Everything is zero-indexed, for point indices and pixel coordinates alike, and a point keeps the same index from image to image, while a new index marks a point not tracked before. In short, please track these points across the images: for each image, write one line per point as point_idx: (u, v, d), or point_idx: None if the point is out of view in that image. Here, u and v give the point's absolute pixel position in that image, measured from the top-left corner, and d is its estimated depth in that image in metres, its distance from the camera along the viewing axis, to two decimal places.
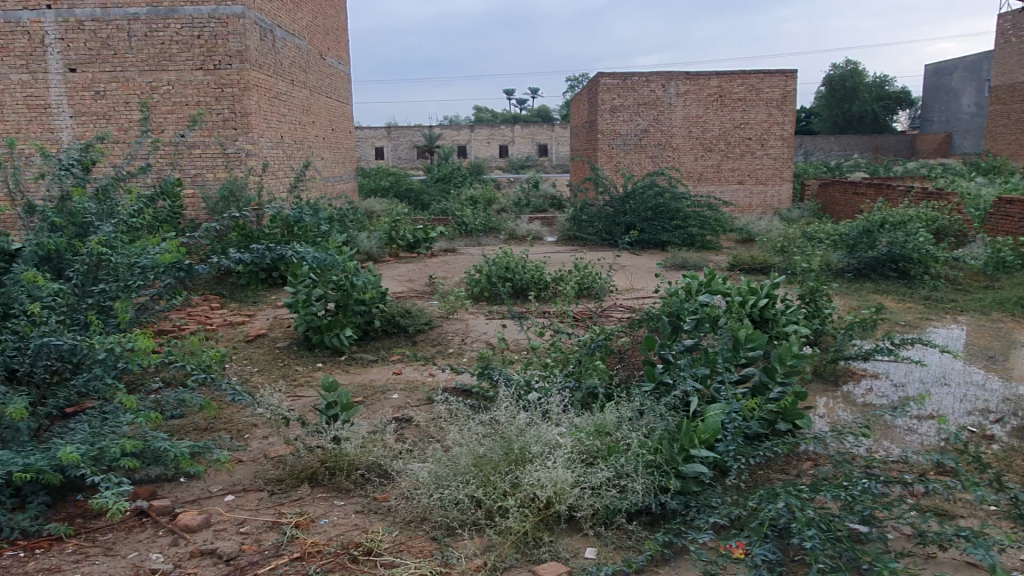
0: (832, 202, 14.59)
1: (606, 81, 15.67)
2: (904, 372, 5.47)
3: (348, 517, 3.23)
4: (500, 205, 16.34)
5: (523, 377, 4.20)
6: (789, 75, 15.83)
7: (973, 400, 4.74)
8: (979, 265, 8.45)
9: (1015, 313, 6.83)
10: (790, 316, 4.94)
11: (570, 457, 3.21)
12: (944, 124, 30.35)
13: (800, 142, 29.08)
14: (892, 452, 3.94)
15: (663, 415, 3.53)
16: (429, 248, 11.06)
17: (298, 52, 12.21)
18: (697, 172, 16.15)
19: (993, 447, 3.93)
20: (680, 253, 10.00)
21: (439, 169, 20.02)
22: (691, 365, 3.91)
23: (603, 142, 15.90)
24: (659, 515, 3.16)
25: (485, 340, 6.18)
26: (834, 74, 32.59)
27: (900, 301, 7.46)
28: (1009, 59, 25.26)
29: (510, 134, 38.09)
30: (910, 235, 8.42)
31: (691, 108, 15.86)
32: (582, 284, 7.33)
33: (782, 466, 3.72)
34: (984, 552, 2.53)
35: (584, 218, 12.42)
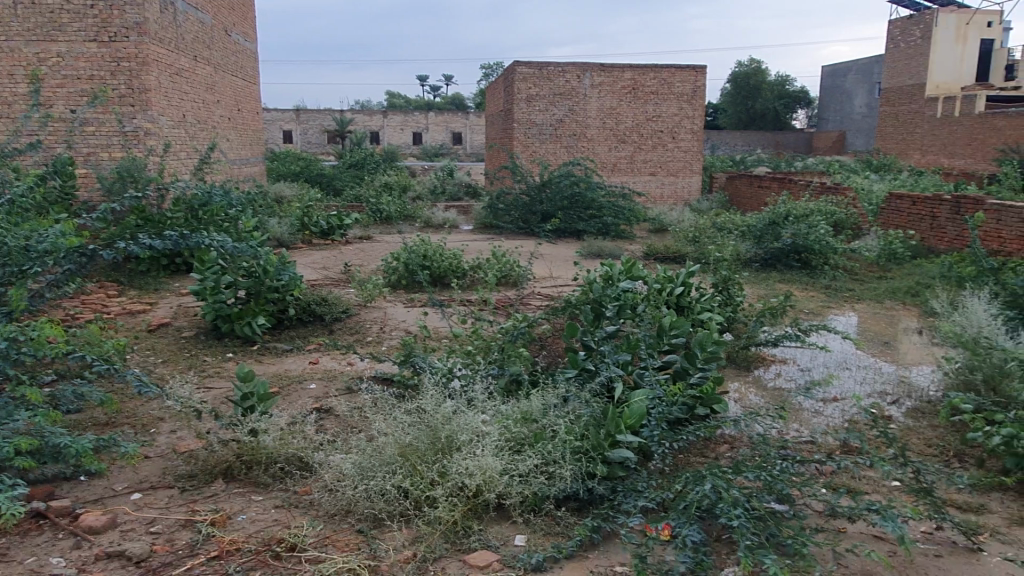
0: (738, 194, 15.18)
1: (522, 70, 15.67)
2: (809, 357, 5.74)
3: (267, 512, 3.10)
4: (416, 193, 16.13)
5: (446, 365, 4.13)
6: (699, 71, 16.28)
7: (872, 383, 5.03)
8: (873, 256, 9.00)
9: (906, 301, 7.30)
10: (705, 304, 5.08)
11: (498, 444, 3.18)
12: (838, 123, 32.11)
13: (707, 137, 30.06)
14: (802, 433, 4.12)
15: (588, 402, 3.56)
16: (343, 235, 10.78)
17: (201, 26, 11.59)
18: (610, 163, 16.45)
19: (892, 427, 4.18)
20: (596, 241, 10.14)
21: (352, 154, 19.55)
22: (614, 352, 3.95)
23: (519, 131, 15.93)
24: (587, 501, 3.17)
25: (404, 328, 6.06)
26: (738, 71, 33.80)
27: (804, 290, 7.83)
28: (898, 62, 27.00)
29: (424, 120, 37.65)
30: (811, 227, 8.84)
31: (605, 99, 16.09)
32: (502, 272, 7.32)
33: (701, 449, 3.82)
34: (894, 523, 2.67)
35: (501, 207, 12.40)
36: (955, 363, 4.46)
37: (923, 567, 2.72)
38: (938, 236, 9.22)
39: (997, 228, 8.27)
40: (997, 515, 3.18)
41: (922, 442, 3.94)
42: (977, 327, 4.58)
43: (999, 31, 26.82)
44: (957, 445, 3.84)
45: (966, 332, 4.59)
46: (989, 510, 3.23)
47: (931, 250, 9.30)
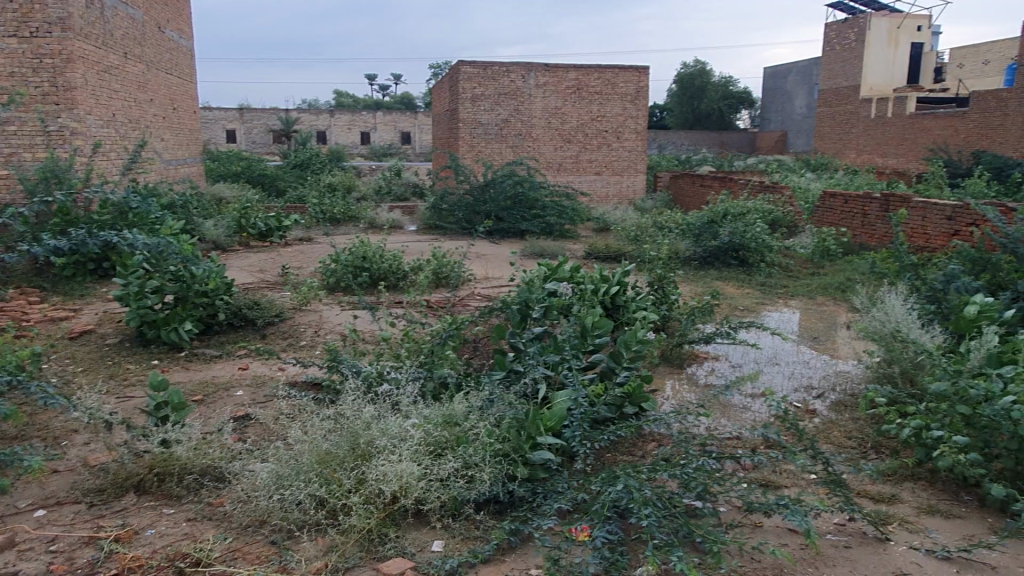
0: (681, 193, 15.39)
1: (467, 70, 15.59)
2: (742, 353, 5.84)
3: (178, 526, 3.00)
4: (360, 193, 15.93)
5: (374, 368, 4.06)
6: (642, 71, 16.48)
7: (800, 377, 5.15)
8: (808, 253, 9.21)
9: (836, 296, 7.48)
10: (640, 303, 5.18)
11: (417, 449, 3.13)
12: (780, 123, 32.87)
13: (653, 137, 30.29)
14: (728, 429, 4.18)
15: (512, 404, 3.52)
16: (283, 236, 10.57)
17: (131, 22, 11.24)
18: (556, 163, 16.51)
19: (815, 421, 4.27)
20: (537, 241, 10.15)
21: (295, 154, 19.21)
22: (541, 353, 3.95)
23: (464, 131, 15.85)
24: (508, 503, 3.15)
25: (338, 330, 5.96)
26: (684, 73, 34.31)
27: (739, 287, 7.97)
28: (834, 64, 27.68)
29: (372, 120, 37.29)
30: (748, 225, 9.02)
31: (550, 99, 16.14)
32: (439, 272, 7.25)
33: (629, 447, 3.84)
34: (801, 516, 2.73)
35: (445, 207, 12.30)
36: (875, 356, 4.59)
37: (831, 559, 2.77)
38: (868, 234, 9.49)
39: (923, 224, 8.55)
40: (907, 504, 3.27)
41: (841, 434, 4.04)
42: (895, 322, 4.69)
43: (928, 35, 27.92)
44: (875, 436, 3.94)
45: (884, 326, 4.73)
46: (900, 499, 3.31)
47: (862, 247, 9.56)
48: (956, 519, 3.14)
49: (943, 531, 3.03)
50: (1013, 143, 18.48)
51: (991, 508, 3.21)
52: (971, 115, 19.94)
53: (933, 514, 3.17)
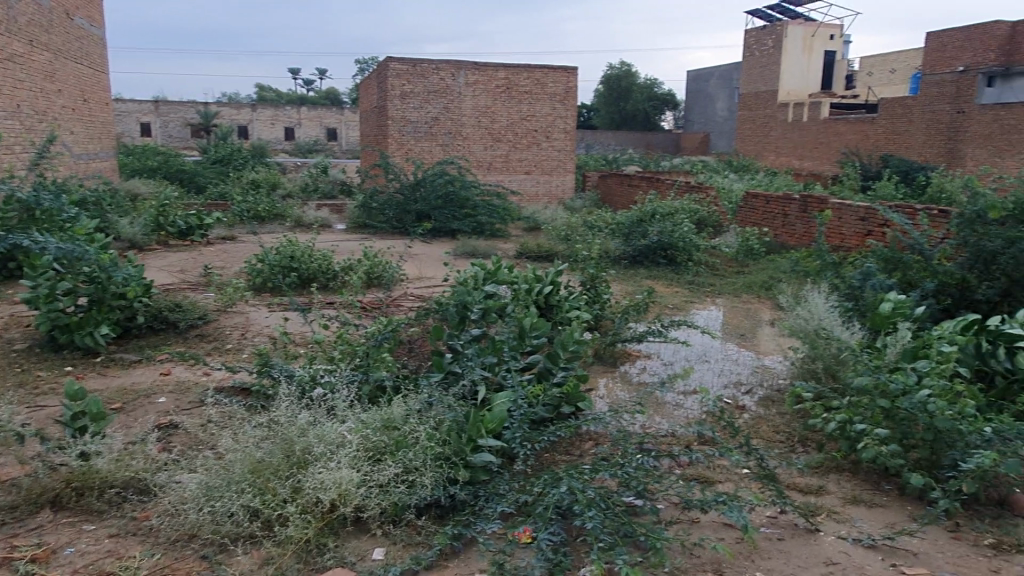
0: (609, 192, 15.64)
1: (395, 66, 15.37)
2: (672, 351, 5.96)
3: (99, 543, 2.83)
4: (285, 191, 15.49)
5: (307, 373, 3.95)
6: (571, 72, 16.67)
7: (729, 374, 5.29)
8: (732, 253, 9.51)
9: (760, 294, 7.74)
10: (572, 303, 5.24)
11: (356, 455, 3.05)
12: (702, 125, 33.83)
13: (581, 137, 30.61)
14: (662, 427, 4.25)
15: (452, 406, 3.47)
16: (204, 235, 10.17)
17: (37, 8, 10.59)
18: (486, 162, 16.50)
19: (744, 416, 4.40)
20: (469, 241, 10.10)
21: (216, 150, 18.52)
22: (478, 354, 3.94)
23: (393, 129, 15.61)
24: (449, 507, 3.11)
25: (267, 333, 5.77)
26: (610, 74, 34.93)
27: (668, 286, 8.15)
28: (754, 69, 28.65)
29: (296, 115, 36.39)
30: (676, 225, 9.23)
31: (480, 97, 16.10)
32: (371, 273, 7.12)
33: (567, 447, 3.86)
34: (738, 512, 2.79)
35: (375, 206, 12.10)
36: (799, 353, 4.76)
37: (766, 551, 2.85)
38: (789, 234, 9.85)
39: (838, 225, 8.95)
40: (833, 495, 3.40)
41: (769, 429, 4.17)
42: (817, 320, 4.88)
43: (839, 44, 29.26)
44: (801, 430, 4.08)
45: (808, 324, 4.91)
46: (827, 491, 3.45)
47: (782, 246, 9.93)
48: (879, 508, 3.28)
49: (868, 520, 3.17)
50: (919, 148, 20.05)
51: (911, 496, 3.37)
52: (880, 121, 21.26)
53: (857, 504, 3.31)
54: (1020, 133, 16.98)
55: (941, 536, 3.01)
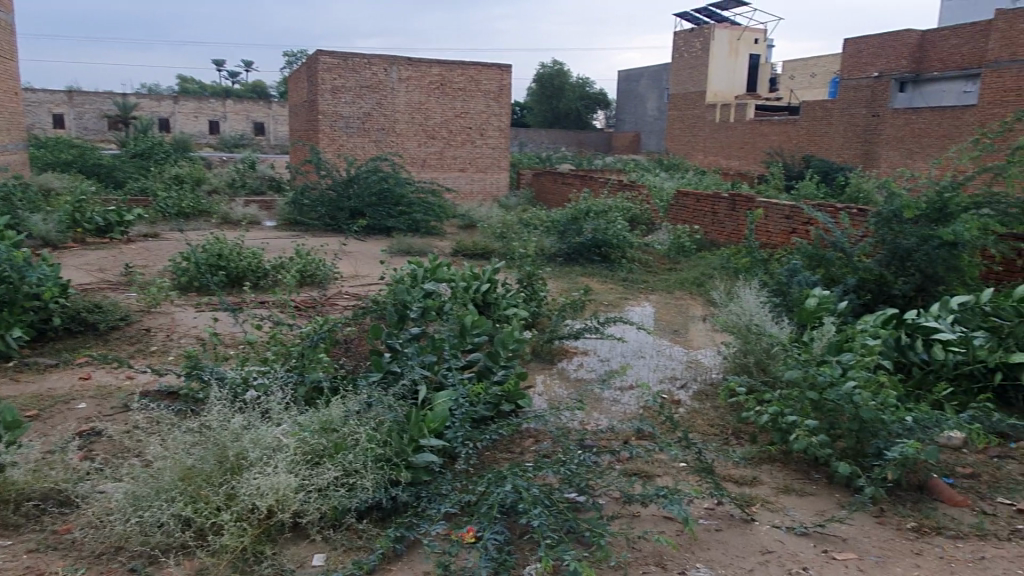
0: (544, 190, 15.74)
1: (326, 60, 15.03)
2: (609, 347, 6.04)
3: (16, 560, 2.67)
4: (211, 186, 14.97)
5: (239, 375, 3.82)
6: (504, 70, 16.70)
7: (664, 369, 5.39)
8: (665, 250, 9.70)
9: (692, 291, 7.93)
10: (510, 300, 5.24)
11: (293, 459, 2.96)
12: (633, 124, 34.44)
13: (515, 134, 30.67)
14: (601, 423, 4.30)
15: (392, 407, 3.41)
16: (124, 233, 9.73)
17: None
18: (420, 159, 16.34)
19: (680, 410, 4.49)
20: (404, 238, 9.99)
21: (135, 143, 17.74)
22: (418, 353, 3.89)
23: (324, 124, 15.26)
24: (391, 509, 3.05)
25: (195, 334, 5.55)
26: (543, 72, 35.21)
27: (603, 283, 8.26)
28: (683, 70, 29.34)
29: (221, 108, 35.26)
30: (610, 223, 9.35)
31: (413, 93, 15.93)
32: (304, 271, 6.95)
33: (507, 445, 3.85)
34: (679, 505, 2.84)
35: (306, 202, 11.82)
36: (731, 347, 4.89)
37: (706, 542, 2.91)
38: (718, 232, 10.12)
39: (765, 223, 9.25)
40: (766, 486, 3.51)
41: (704, 423, 4.27)
42: (748, 315, 5.03)
43: (763, 48, 30.22)
44: (734, 423, 4.20)
45: (739, 319, 5.05)
46: (760, 481, 3.55)
47: (712, 243, 10.19)
48: (809, 496, 3.40)
49: (799, 509, 3.27)
50: (838, 149, 20.93)
51: (838, 484, 3.51)
52: (802, 122, 22.13)
53: (789, 493, 3.42)
54: (929, 136, 17.93)
55: (868, 521, 3.14)
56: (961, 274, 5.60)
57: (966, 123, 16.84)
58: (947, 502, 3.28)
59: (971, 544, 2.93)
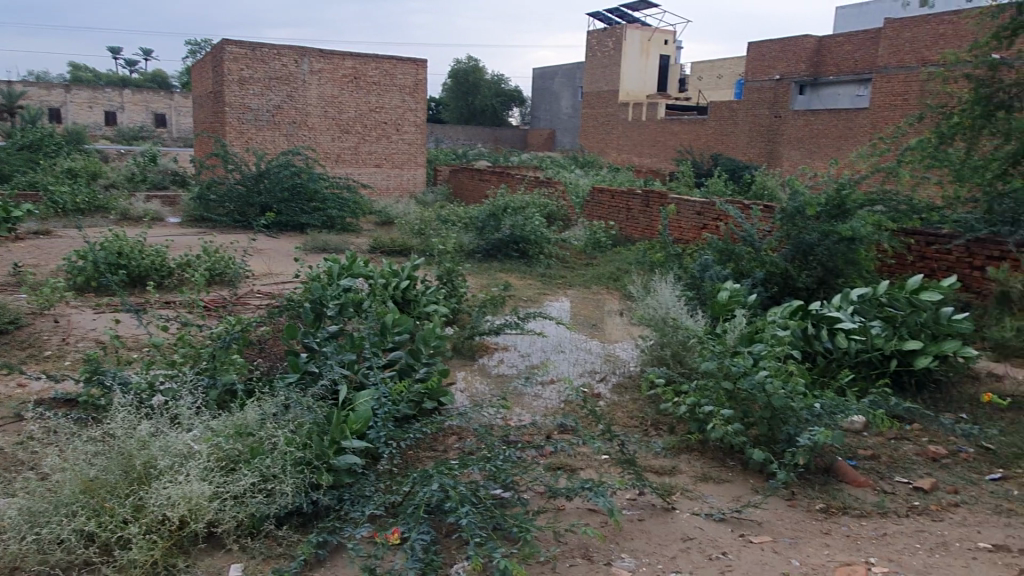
0: (460, 186, 15.68)
1: (232, 50, 14.45)
2: (529, 343, 6.07)
3: None
4: (108, 180, 14.15)
5: (145, 379, 3.62)
6: (420, 64, 16.55)
7: (583, 363, 5.46)
8: (581, 245, 9.84)
9: (608, 286, 8.07)
10: (430, 297, 5.19)
11: (207, 466, 2.83)
12: (548, 122, 34.81)
13: (430, 130, 30.39)
14: (523, 418, 4.32)
15: (311, 407, 3.30)
16: (12, 229, 9.07)
17: None
18: (334, 154, 15.97)
19: (600, 403, 4.57)
20: (319, 235, 9.73)
21: (22, 134, 16.57)
22: (337, 352, 3.80)
23: (231, 116, 14.67)
24: (312, 514, 2.95)
25: (93, 337, 5.23)
26: (459, 68, 35.11)
27: (522, 279, 8.30)
28: (596, 69, 29.85)
29: (119, 99, 33.44)
30: (527, 219, 9.40)
31: (326, 86, 15.54)
32: (213, 269, 6.67)
33: (431, 443, 3.80)
34: (604, 497, 2.88)
35: (213, 198, 11.34)
36: (648, 340, 5.01)
37: (629, 532, 2.95)
38: (632, 227, 10.35)
39: (677, 219, 9.52)
40: (685, 474, 3.60)
41: (624, 415, 4.35)
42: (664, 309, 5.16)
43: (673, 49, 31.10)
44: (653, 414, 4.29)
45: (656, 313, 5.17)
46: (680, 470, 3.65)
47: (627, 239, 10.41)
48: (726, 483, 3.51)
49: (717, 496, 3.38)
50: (743, 148, 21.74)
51: (752, 470, 3.64)
52: (710, 122, 22.93)
53: (707, 481, 3.53)
54: (826, 136, 18.92)
55: (780, 505, 3.26)
56: (859, 267, 5.93)
57: (859, 125, 17.86)
58: (852, 483, 3.46)
59: (874, 522, 3.09)
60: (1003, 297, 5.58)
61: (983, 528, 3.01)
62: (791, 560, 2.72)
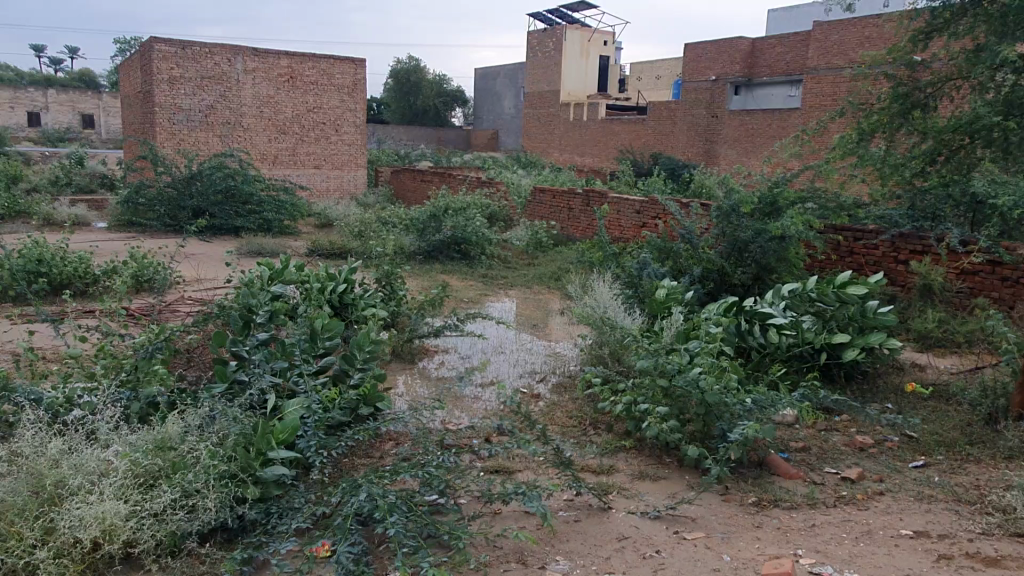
0: (402, 187, 15.52)
1: (161, 48, 13.96)
2: (469, 344, 6.02)
3: None
4: (30, 184, 13.53)
5: (61, 394, 3.44)
6: (358, 64, 16.34)
7: (523, 363, 5.45)
8: (523, 245, 9.84)
9: (549, 285, 8.08)
10: (368, 300, 5.11)
11: (124, 484, 2.70)
12: (491, 122, 34.81)
13: (372, 131, 29.98)
14: (462, 421, 4.28)
15: (238, 418, 3.19)
16: None
17: None
18: (271, 155, 15.62)
19: (539, 404, 4.56)
20: (254, 239, 9.48)
21: None
22: (267, 359, 3.69)
23: (161, 117, 14.18)
24: (237, 529, 2.84)
25: (8, 351, 4.96)
26: (399, 68, 34.68)
27: (463, 280, 8.25)
28: (537, 69, 29.97)
29: (43, 99, 32.09)
30: (468, 220, 9.34)
31: (261, 86, 15.17)
32: (140, 275, 6.42)
33: (367, 450, 3.72)
34: (538, 501, 2.85)
35: (141, 202, 10.93)
36: (586, 339, 5.02)
37: (564, 535, 2.94)
38: (574, 226, 10.41)
39: (617, 217, 9.61)
40: (623, 473, 3.61)
41: (563, 415, 4.35)
42: (601, 308, 5.18)
43: (612, 50, 31.44)
44: (592, 414, 4.30)
45: (595, 311, 5.19)
46: (617, 469, 3.65)
47: (568, 238, 10.47)
48: (661, 480, 3.54)
49: (653, 493, 3.39)
50: (682, 147, 22.14)
51: (687, 467, 3.67)
52: (650, 122, 23.28)
53: (644, 479, 3.54)
54: (761, 136, 19.41)
55: (715, 500, 3.30)
56: (790, 264, 6.06)
57: (791, 124, 18.37)
58: (783, 476, 3.52)
59: (803, 513, 3.15)
60: (925, 290, 5.79)
61: (905, 515, 3.09)
62: (722, 555, 2.75)
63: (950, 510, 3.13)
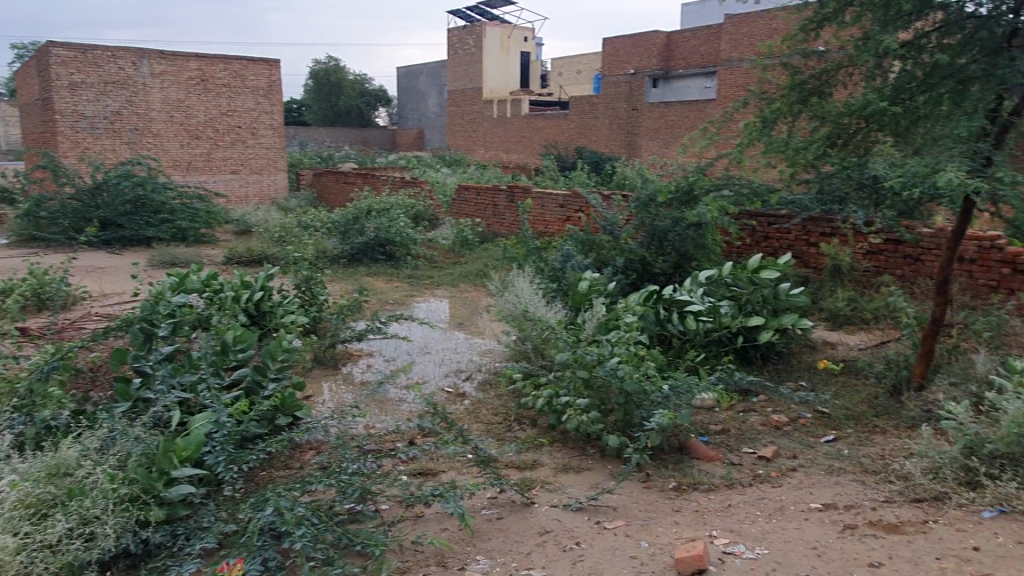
0: (325, 191, 15.22)
1: (59, 52, 13.27)
2: (394, 346, 5.93)
3: None
4: None
5: None
6: (273, 65, 15.92)
7: (448, 363, 5.40)
8: (449, 244, 9.77)
9: (474, 283, 8.05)
10: (286, 306, 4.97)
11: (12, 516, 2.54)
12: (415, 121, 34.52)
13: (293, 134, 29.26)
14: (385, 424, 4.20)
15: (140, 437, 3.04)
16: None
17: None
18: (184, 161, 15.07)
19: (463, 403, 4.53)
20: (166, 249, 9.11)
21: None
22: (173, 374, 3.53)
23: (63, 124, 13.48)
24: (142, 555, 2.71)
25: None
26: (318, 69, 33.98)
27: (388, 281, 8.13)
28: (459, 68, 29.89)
29: None
30: (392, 221, 9.21)
31: (170, 90, 14.62)
32: (39, 292, 6.08)
33: (285, 461, 3.61)
34: (455, 502, 2.80)
35: (43, 215, 10.36)
36: (510, 335, 5.01)
37: (484, 533, 2.91)
38: (499, 223, 10.41)
39: (541, 212, 9.64)
40: (546, 467, 3.61)
41: (488, 413, 4.32)
42: (524, 303, 5.18)
43: (533, 46, 31.67)
44: (516, 409, 4.29)
45: (517, 306, 5.18)
46: (541, 463, 3.65)
47: (494, 235, 10.46)
48: (585, 471, 3.55)
49: (576, 485, 3.40)
50: (603, 140, 22.60)
51: (610, 456, 3.70)
52: (572, 116, 23.60)
53: (567, 471, 3.55)
54: (679, 127, 19.93)
55: (636, 488, 3.33)
56: (707, 250, 6.20)
57: (707, 115, 18.88)
58: (702, 459, 3.58)
59: (721, 494, 3.21)
60: (835, 270, 6.02)
61: (815, 490, 3.19)
62: (640, 542, 2.77)
63: (858, 480, 3.25)
